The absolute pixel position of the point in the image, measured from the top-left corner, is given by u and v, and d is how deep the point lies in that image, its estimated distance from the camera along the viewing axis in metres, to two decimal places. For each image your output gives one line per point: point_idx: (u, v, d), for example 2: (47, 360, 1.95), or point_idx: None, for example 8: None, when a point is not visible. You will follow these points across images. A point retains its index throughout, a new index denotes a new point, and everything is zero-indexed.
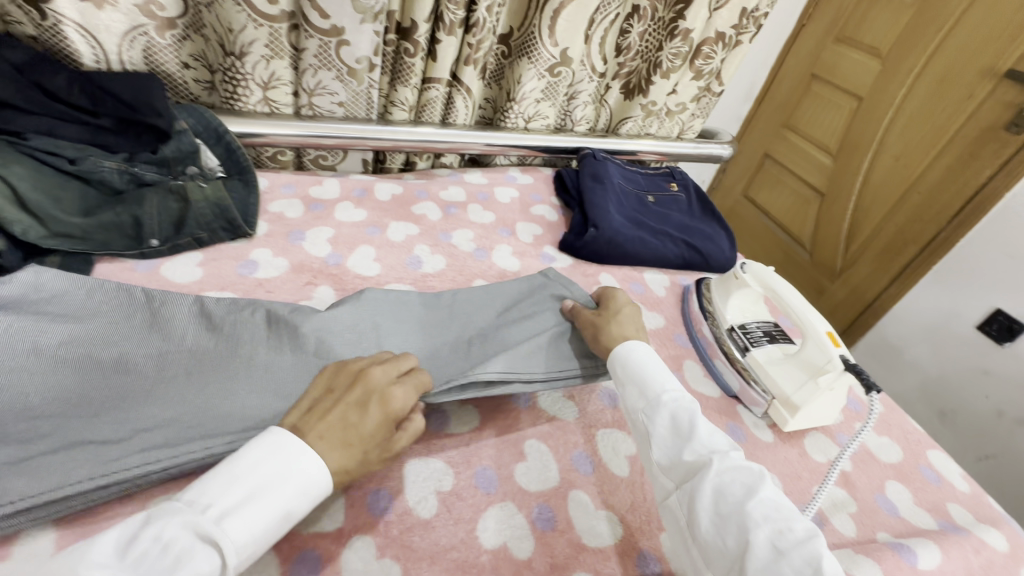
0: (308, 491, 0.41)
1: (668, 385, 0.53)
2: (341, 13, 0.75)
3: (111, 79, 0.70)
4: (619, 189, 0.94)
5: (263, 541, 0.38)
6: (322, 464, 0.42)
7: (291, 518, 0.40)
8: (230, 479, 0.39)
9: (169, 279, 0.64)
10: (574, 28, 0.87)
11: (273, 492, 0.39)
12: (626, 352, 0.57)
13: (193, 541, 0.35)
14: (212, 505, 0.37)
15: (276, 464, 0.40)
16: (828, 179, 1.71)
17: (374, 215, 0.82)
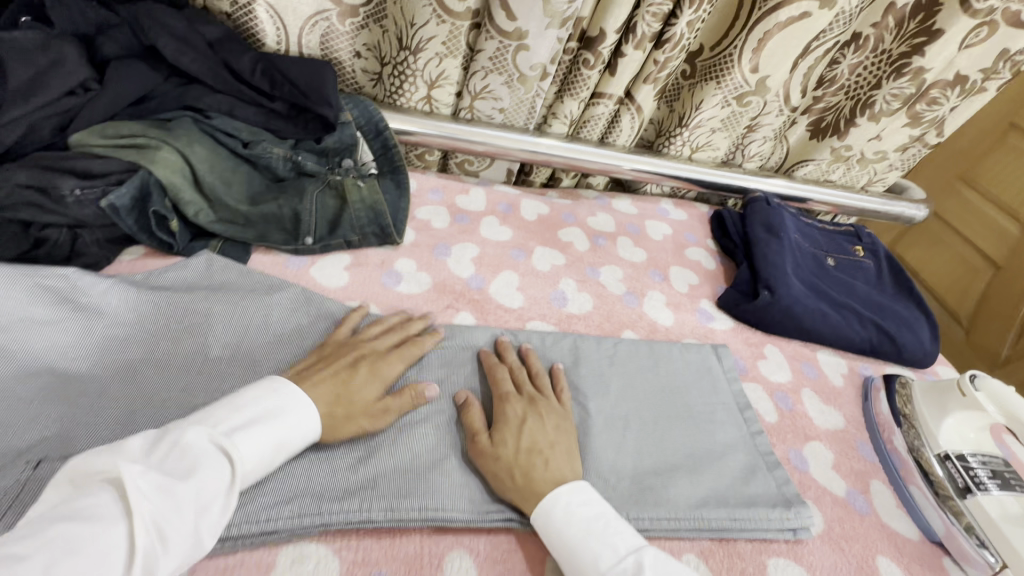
0: (304, 425, 0.43)
1: (608, 550, 0.42)
2: (531, 16, 0.68)
3: (288, 63, 0.68)
4: (797, 246, 0.81)
5: (262, 461, 0.40)
6: (313, 407, 0.44)
7: (287, 449, 0.41)
8: (228, 403, 0.41)
9: (318, 283, 0.61)
10: (784, 54, 0.75)
11: (274, 419, 0.41)
12: (554, 519, 0.44)
13: (208, 449, 0.37)
14: (221, 424, 0.39)
15: (276, 400, 0.42)
16: (1011, 251, 1.41)
17: (520, 236, 0.75)
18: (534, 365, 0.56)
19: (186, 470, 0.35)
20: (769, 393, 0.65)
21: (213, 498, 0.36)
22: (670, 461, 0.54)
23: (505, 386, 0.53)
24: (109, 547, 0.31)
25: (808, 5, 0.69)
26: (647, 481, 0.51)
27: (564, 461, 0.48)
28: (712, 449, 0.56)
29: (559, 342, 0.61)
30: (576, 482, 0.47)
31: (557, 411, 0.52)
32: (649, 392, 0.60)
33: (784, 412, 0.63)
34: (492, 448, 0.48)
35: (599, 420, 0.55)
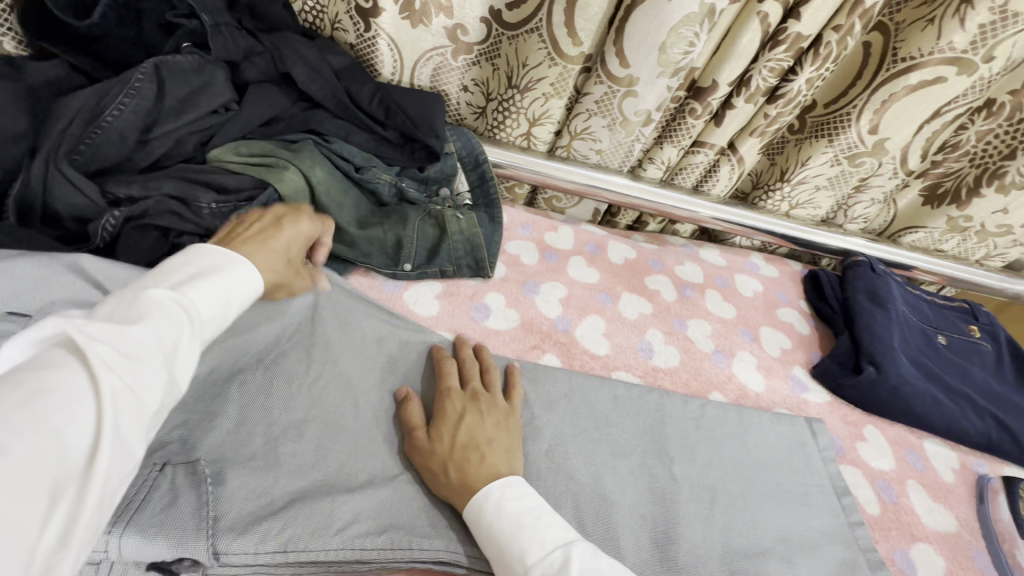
0: (246, 281, 0.43)
1: (534, 546, 0.39)
2: (644, 64, 0.68)
3: (404, 95, 0.72)
4: (904, 319, 0.75)
5: (217, 312, 0.40)
6: (251, 264, 0.45)
7: (237, 300, 0.42)
8: (160, 267, 0.40)
9: (411, 309, 0.62)
10: (909, 118, 0.71)
11: (215, 272, 0.41)
12: (488, 511, 0.42)
13: (159, 298, 0.36)
14: (161, 280, 0.38)
15: (211, 260, 0.42)
16: None
17: (608, 279, 0.74)
18: (486, 362, 0.55)
19: (142, 315, 0.34)
20: (870, 479, 0.60)
21: (178, 335, 0.35)
22: (762, 543, 0.50)
23: (450, 379, 0.52)
24: (77, 390, 0.29)
25: (944, 69, 0.65)
26: (737, 564, 0.48)
27: (502, 455, 0.46)
28: (807, 538, 0.52)
29: (652, 403, 0.58)
30: (508, 480, 0.43)
31: (499, 407, 0.50)
32: (741, 463, 0.56)
33: (887, 503, 0.58)
34: (428, 445, 0.46)
35: (685, 489, 0.52)
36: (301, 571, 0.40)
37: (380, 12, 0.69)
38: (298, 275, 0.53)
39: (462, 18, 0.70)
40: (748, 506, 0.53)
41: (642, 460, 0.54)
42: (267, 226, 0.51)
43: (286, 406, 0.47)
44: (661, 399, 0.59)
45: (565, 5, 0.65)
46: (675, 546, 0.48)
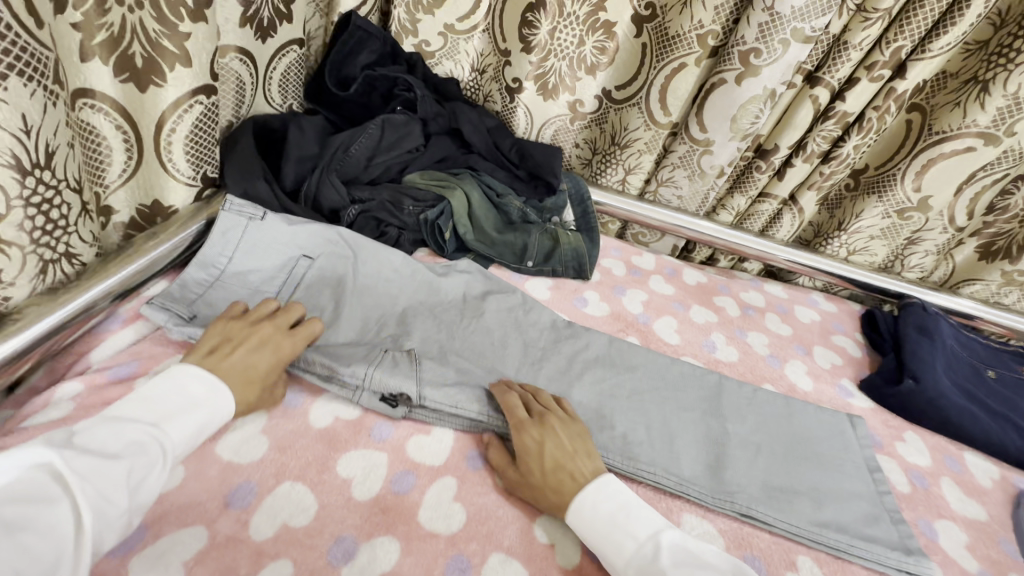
0: (223, 411, 0.50)
1: (630, 538, 0.49)
2: (719, 130, 0.90)
3: (534, 147, 0.98)
4: (951, 351, 0.85)
5: (187, 445, 0.47)
6: (231, 394, 0.51)
7: (207, 432, 0.49)
8: (142, 399, 0.47)
9: (530, 292, 0.85)
10: (948, 179, 0.85)
11: (196, 406, 0.48)
12: (584, 516, 0.51)
13: (141, 437, 0.43)
14: (143, 417, 0.45)
15: (198, 390, 0.49)
16: None
17: (681, 294, 0.93)
18: (543, 398, 0.61)
19: (120, 456, 0.41)
20: (903, 468, 0.70)
21: (145, 472, 0.42)
22: (798, 489, 0.63)
23: (518, 411, 0.57)
24: (47, 529, 0.35)
25: (974, 141, 0.80)
26: (775, 494, 0.62)
27: (585, 464, 0.55)
28: (840, 489, 0.64)
29: (714, 384, 0.73)
30: (592, 487, 0.52)
31: (568, 425, 0.58)
32: (787, 434, 0.69)
33: (918, 487, 0.68)
34: (522, 476, 0.53)
35: (735, 439, 0.67)
36: (462, 424, 0.59)
37: (522, 90, 0.97)
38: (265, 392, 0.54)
39: (582, 95, 0.97)
40: (789, 459, 0.66)
41: (701, 414, 0.69)
42: (251, 345, 0.54)
43: (450, 336, 0.69)
44: (721, 380, 0.74)
45: (659, 88, 0.90)
46: (725, 472, 0.63)
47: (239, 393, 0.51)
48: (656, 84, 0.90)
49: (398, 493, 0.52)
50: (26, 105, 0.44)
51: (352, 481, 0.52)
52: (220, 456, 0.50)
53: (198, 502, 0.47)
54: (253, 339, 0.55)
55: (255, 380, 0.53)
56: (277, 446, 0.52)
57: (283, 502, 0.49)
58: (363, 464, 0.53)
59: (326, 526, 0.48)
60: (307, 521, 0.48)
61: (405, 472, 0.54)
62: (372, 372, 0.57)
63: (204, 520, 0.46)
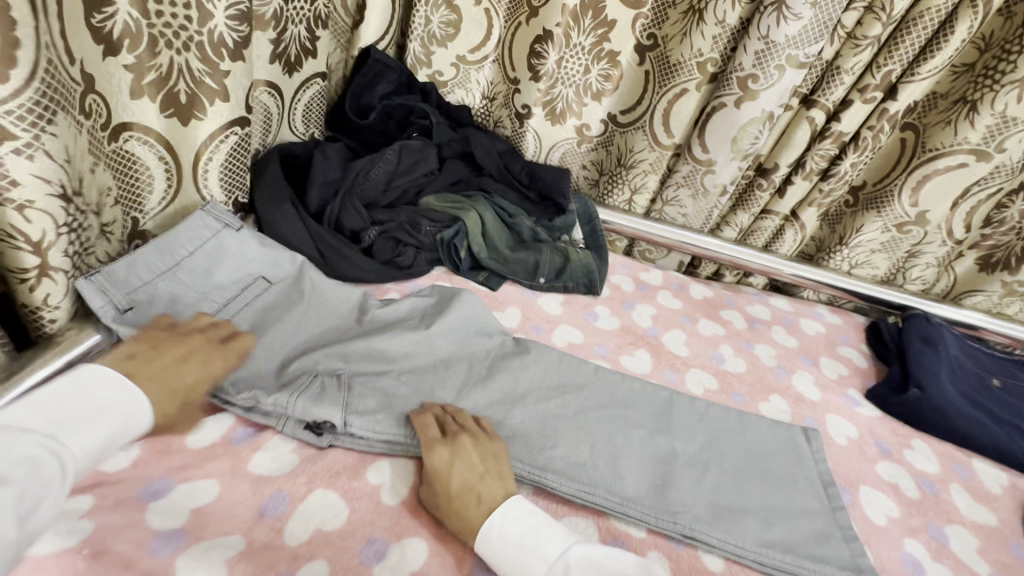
0: (133, 419, 0.49)
1: (540, 563, 0.49)
2: (719, 151, 0.94)
3: (544, 169, 1.03)
4: (957, 361, 0.87)
5: (87, 457, 0.45)
6: (145, 401, 0.51)
7: (113, 440, 0.48)
8: (34, 404, 0.45)
9: (542, 309, 0.87)
10: (944, 194, 0.89)
11: (101, 415, 0.47)
12: (496, 543, 0.51)
13: (34, 452, 0.40)
14: (35, 428, 0.43)
15: (108, 397, 0.48)
16: None
17: (688, 308, 0.96)
18: (460, 416, 0.61)
19: (5, 478, 0.38)
20: (911, 475, 0.72)
21: (42, 492, 0.39)
22: (745, 508, 0.62)
23: (432, 432, 0.57)
24: None
25: (966, 157, 0.84)
26: (721, 513, 0.61)
27: (495, 488, 0.54)
28: (783, 508, 0.63)
29: (664, 400, 0.72)
30: (501, 510, 0.52)
31: (481, 444, 0.58)
32: (735, 447, 0.69)
33: (927, 493, 0.69)
34: (430, 498, 0.54)
35: (683, 458, 0.66)
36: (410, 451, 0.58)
37: (531, 116, 1.03)
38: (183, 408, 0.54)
39: (588, 119, 1.01)
40: (770, 465, 0.67)
41: (710, 422, 0.71)
42: (176, 353, 0.55)
43: (464, 347, 0.72)
44: (671, 397, 0.73)
45: (663, 112, 0.95)
46: (670, 490, 0.62)
47: (155, 400, 0.51)
48: (659, 109, 0.96)
49: (423, 498, 0.55)
50: (71, 137, 0.50)
51: (382, 489, 0.55)
52: (252, 472, 0.53)
53: (236, 515, 0.49)
54: (178, 347, 0.56)
55: (178, 390, 0.54)
56: (307, 460, 0.56)
57: (316, 508, 0.51)
58: (387, 474, 0.57)
59: (358, 528, 0.51)
60: (339, 525, 0.51)
61: (428, 479, 0.57)
62: (295, 401, 0.56)
63: (242, 528, 0.48)
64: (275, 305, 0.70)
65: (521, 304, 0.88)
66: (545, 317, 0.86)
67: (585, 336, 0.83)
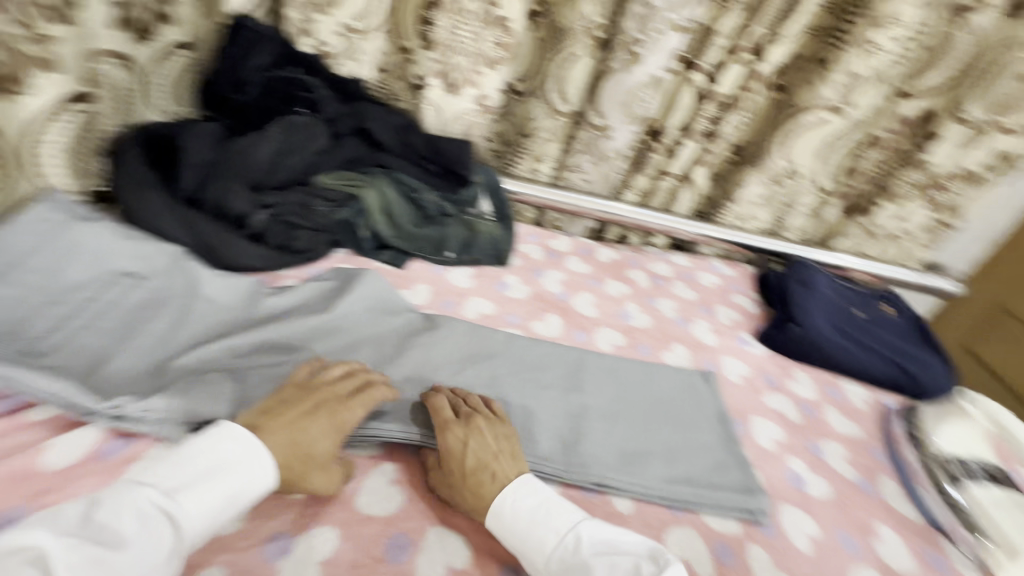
0: (257, 478, 0.47)
1: (552, 534, 0.50)
2: (614, 116, 0.97)
3: (446, 142, 0.97)
4: (828, 298, 0.97)
5: (211, 518, 0.43)
6: (267, 458, 0.48)
7: (239, 502, 0.45)
8: (172, 457, 0.45)
9: (452, 283, 0.87)
10: (808, 148, 0.98)
11: (222, 472, 0.45)
12: (508, 512, 0.52)
13: (151, 511, 0.41)
14: (161, 483, 0.43)
15: (232, 452, 0.47)
16: None
17: (596, 271, 0.99)
18: (469, 398, 0.63)
19: (125, 539, 0.38)
20: (794, 401, 0.80)
21: (155, 555, 0.39)
22: (653, 454, 0.66)
23: (445, 413, 0.59)
24: None
25: (827, 113, 0.94)
26: (630, 458, 0.64)
27: (508, 465, 0.56)
28: (684, 446, 0.67)
29: (576, 359, 0.75)
30: (515, 485, 0.54)
31: (494, 425, 0.60)
32: (642, 395, 0.73)
33: (807, 416, 0.78)
34: (444, 478, 0.55)
35: (594, 411, 0.69)
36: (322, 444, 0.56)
37: (426, 88, 1.00)
38: (315, 472, 0.51)
39: (486, 89, 0.99)
40: (671, 408, 0.72)
41: (620, 375, 0.75)
42: (301, 410, 0.53)
43: (371, 331, 0.70)
44: (581, 355, 0.76)
45: (557, 79, 0.96)
46: (582, 443, 0.65)
47: (278, 456, 0.49)
48: (551, 75, 0.96)
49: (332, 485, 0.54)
50: None
51: (360, 489, 0.55)
52: None
53: None
54: (304, 406, 0.54)
55: (301, 446, 0.51)
56: None
57: None
58: None
59: (258, 531, 0.49)
60: (235, 528, 0.49)
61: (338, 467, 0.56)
62: (170, 402, 0.53)
63: None
64: (141, 305, 0.64)
65: (430, 280, 0.86)
66: (455, 292, 0.85)
67: (496, 307, 0.84)
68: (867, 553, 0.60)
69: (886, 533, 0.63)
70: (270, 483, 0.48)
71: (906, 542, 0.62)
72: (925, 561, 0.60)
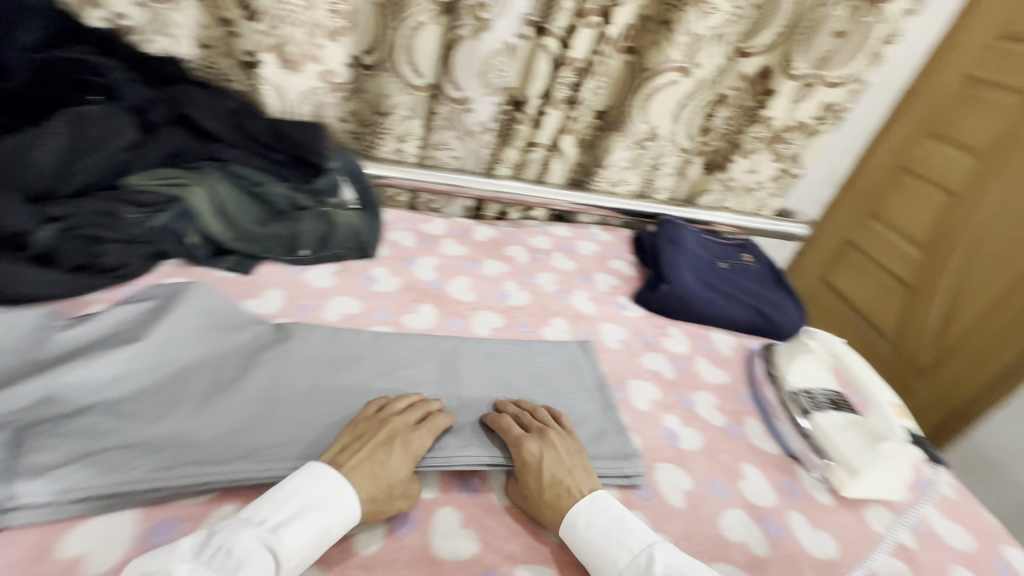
0: (345, 513, 0.49)
1: (624, 550, 0.51)
2: (471, 86, 0.92)
3: (292, 125, 0.86)
4: (694, 254, 1.01)
5: (308, 552, 0.46)
6: (353, 495, 0.50)
7: (331, 535, 0.48)
8: (277, 496, 0.48)
9: (310, 283, 0.79)
10: (664, 110, 1.01)
11: (316, 507, 0.48)
12: (585, 527, 0.53)
13: (256, 545, 0.44)
14: (267, 520, 0.46)
15: (319, 488, 0.50)
16: (917, 270, 1.45)
17: (473, 252, 0.95)
18: (530, 408, 0.65)
19: (236, 568, 0.42)
20: (668, 358, 0.83)
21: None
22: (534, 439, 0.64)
23: (514, 431, 0.61)
24: None
25: (675, 74, 0.95)
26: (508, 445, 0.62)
27: (583, 480, 0.58)
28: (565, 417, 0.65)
29: (451, 349, 0.72)
30: (591, 497, 0.56)
31: (564, 440, 0.61)
32: (519, 376, 0.71)
33: (680, 371, 0.81)
34: (523, 492, 0.57)
35: (469, 402, 0.66)
36: (146, 501, 0.50)
37: (260, 65, 0.86)
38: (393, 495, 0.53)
39: (330, 65, 0.88)
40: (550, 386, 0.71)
41: (502, 358, 0.72)
42: (380, 441, 0.55)
43: (213, 351, 0.62)
44: (456, 343, 0.72)
45: (404, 49, 0.88)
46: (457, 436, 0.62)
47: (364, 492, 0.51)
48: (398, 46, 0.88)
49: (153, 546, 0.48)
50: None
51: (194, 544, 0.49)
52: None
53: None
54: (380, 438, 0.56)
55: (382, 476, 0.53)
56: None
57: None
58: (102, 533, 0.48)
59: None
60: None
61: (168, 520, 0.50)
62: None
63: None
64: None
65: (283, 283, 0.77)
66: (313, 294, 0.77)
67: (363, 304, 0.77)
68: (733, 495, 0.64)
69: (750, 472, 0.67)
70: (355, 517, 0.50)
71: (767, 478, 0.67)
72: (783, 491, 0.66)
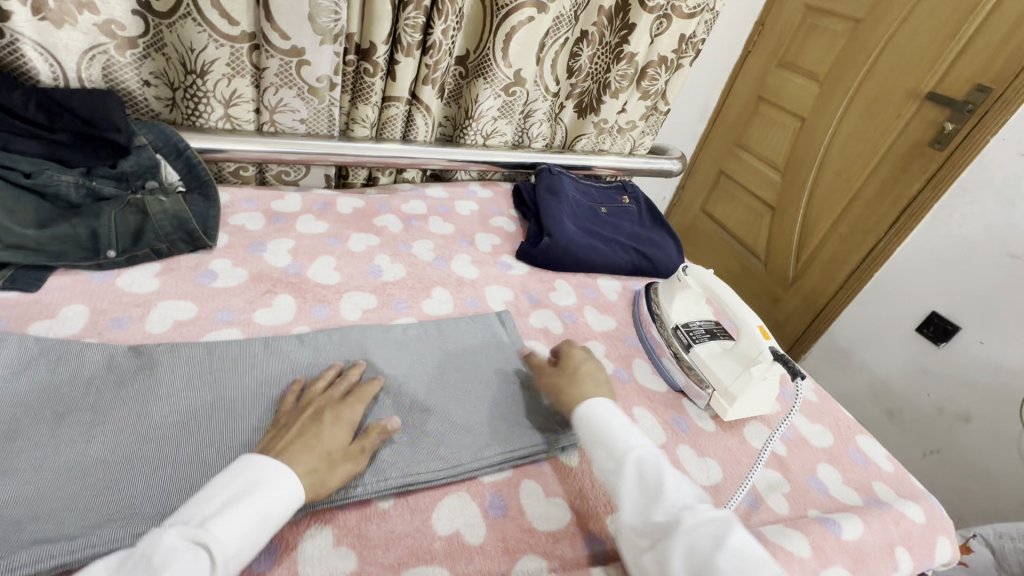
0: (287, 495, 0.42)
1: (634, 442, 0.54)
2: (301, 34, 0.78)
3: (69, 94, 0.67)
4: (574, 202, 0.99)
5: (248, 543, 0.39)
6: (293, 475, 0.44)
7: (274, 521, 0.41)
8: (203, 492, 0.41)
9: (127, 291, 0.65)
10: (526, 49, 0.93)
11: (252, 492, 0.41)
12: (592, 415, 0.57)
13: (178, 543, 0.36)
14: (194, 516, 0.39)
15: (252, 473, 0.43)
16: (778, 194, 1.60)
17: (336, 227, 0.84)
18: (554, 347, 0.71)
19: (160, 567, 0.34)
20: (556, 313, 0.81)
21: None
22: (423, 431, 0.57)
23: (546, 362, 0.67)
24: None
25: (530, 10, 0.88)
26: None
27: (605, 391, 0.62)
28: (452, 387, 0.61)
29: (312, 342, 0.62)
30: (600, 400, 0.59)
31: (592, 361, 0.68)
32: (394, 360, 0.63)
33: (569, 324, 0.79)
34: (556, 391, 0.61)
35: None
36: None
37: (9, 15, 0.63)
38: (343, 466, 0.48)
39: (111, 14, 0.70)
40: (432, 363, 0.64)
41: (375, 342, 0.64)
42: (308, 416, 0.51)
43: None
44: (317, 335, 0.63)
45: None
46: None
47: (304, 475, 0.44)
48: None
49: None
50: None
51: None
52: None
53: None
54: (306, 416, 0.51)
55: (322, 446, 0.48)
56: None
57: None
58: None
59: None
60: None
61: None
62: None
63: None
64: None
65: (86, 297, 0.63)
66: (131, 303, 0.63)
67: (200, 308, 0.65)
68: None
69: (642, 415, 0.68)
70: (303, 499, 0.44)
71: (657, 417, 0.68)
72: (672, 428, 0.67)
